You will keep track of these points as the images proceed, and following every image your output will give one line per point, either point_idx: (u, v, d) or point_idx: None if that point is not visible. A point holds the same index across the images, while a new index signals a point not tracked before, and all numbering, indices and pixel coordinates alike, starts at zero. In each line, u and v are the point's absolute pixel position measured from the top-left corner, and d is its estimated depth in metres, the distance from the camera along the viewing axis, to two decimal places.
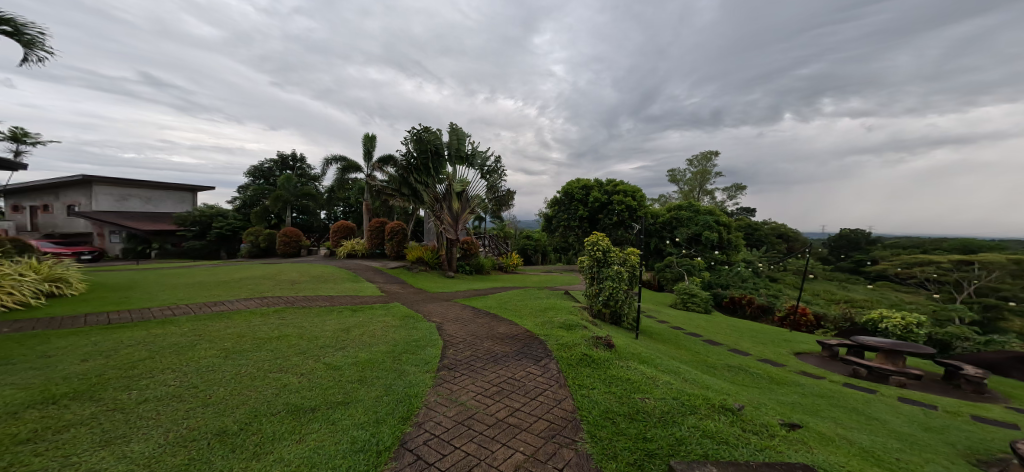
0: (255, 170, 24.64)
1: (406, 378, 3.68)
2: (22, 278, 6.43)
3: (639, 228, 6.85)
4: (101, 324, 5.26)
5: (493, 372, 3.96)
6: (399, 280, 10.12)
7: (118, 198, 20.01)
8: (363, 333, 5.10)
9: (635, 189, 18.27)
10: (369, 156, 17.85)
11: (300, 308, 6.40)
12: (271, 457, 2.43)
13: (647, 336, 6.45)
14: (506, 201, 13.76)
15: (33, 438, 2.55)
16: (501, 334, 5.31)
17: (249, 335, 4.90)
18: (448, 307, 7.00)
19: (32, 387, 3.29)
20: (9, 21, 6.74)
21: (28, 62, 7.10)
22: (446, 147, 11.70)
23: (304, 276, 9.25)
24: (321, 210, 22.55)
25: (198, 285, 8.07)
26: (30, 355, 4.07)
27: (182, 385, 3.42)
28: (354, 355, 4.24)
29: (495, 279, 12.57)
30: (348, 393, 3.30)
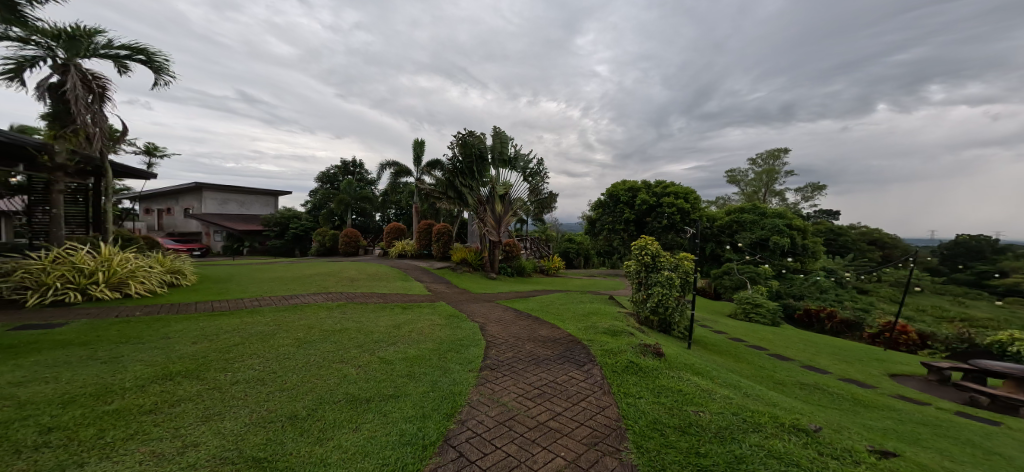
0: (323, 176, 26.98)
1: (452, 375, 3.81)
2: (152, 270, 7.60)
3: (692, 232, 6.45)
4: (206, 311, 6.07)
5: (534, 374, 3.96)
6: (446, 280, 10.49)
7: (219, 202, 22.87)
8: (412, 330, 5.35)
9: (686, 190, 17.30)
10: (419, 161, 18.73)
11: (358, 304, 6.88)
12: (331, 443, 2.63)
13: (701, 347, 6.06)
14: (550, 203, 13.61)
15: (155, 410, 3.00)
16: (542, 336, 5.30)
17: (318, 327, 5.36)
18: (490, 308, 7.13)
19: (156, 364, 3.88)
20: (144, 50, 8.02)
21: (158, 85, 8.38)
22: (490, 151, 11.95)
23: (362, 275, 9.91)
24: (375, 212, 24.00)
25: (277, 280, 8.98)
26: (155, 336, 4.80)
27: (265, 370, 3.84)
28: (404, 350, 4.47)
29: (537, 282, 12.55)
30: (398, 388, 3.49)
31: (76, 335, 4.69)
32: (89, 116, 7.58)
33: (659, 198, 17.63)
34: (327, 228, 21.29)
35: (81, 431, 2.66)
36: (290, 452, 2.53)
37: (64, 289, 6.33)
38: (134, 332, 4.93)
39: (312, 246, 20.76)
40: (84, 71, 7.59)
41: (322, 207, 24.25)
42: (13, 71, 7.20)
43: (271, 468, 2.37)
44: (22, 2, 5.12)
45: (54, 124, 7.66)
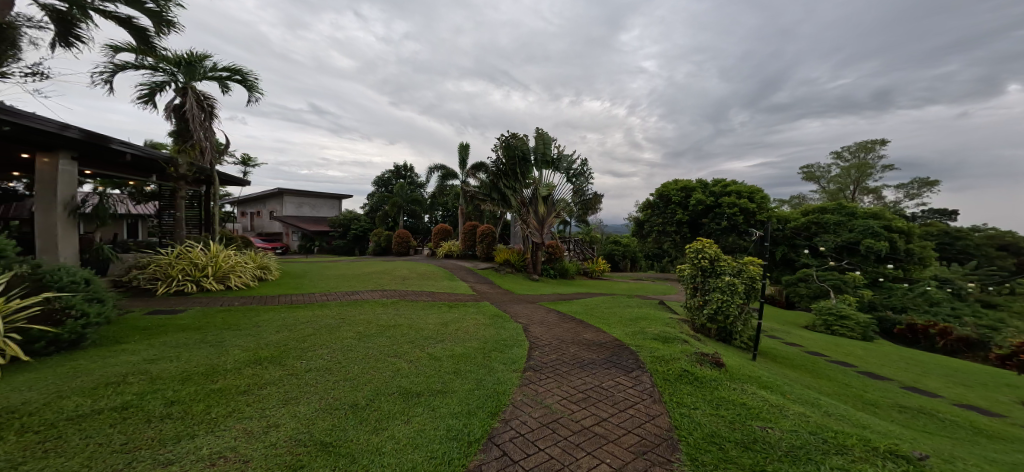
0: (378, 180, 28.60)
1: (496, 374, 3.84)
2: (246, 265, 8.46)
3: (759, 234, 5.94)
4: (287, 303, 6.69)
5: (578, 378, 3.88)
6: (490, 280, 10.66)
7: (295, 206, 25.01)
8: (458, 328, 5.48)
9: (751, 189, 16.03)
10: (464, 164, 19.17)
11: (409, 301, 7.17)
12: (386, 433, 2.75)
13: (768, 359, 5.60)
14: (595, 204, 13.32)
15: (247, 390, 3.34)
16: (587, 340, 5.18)
17: (375, 322, 5.66)
18: (533, 310, 7.09)
19: (248, 349, 4.32)
20: (240, 71, 8.96)
21: (252, 101, 9.33)
22: (533, 152, 11.93)
23: (413, 274, 10.31)
24: (425, 213, 24.98)
25: (341, 277, 9.62)
26: (248, 324, 5.36)
27: (333, 360, 4.13)
28: (451, 348, 4.59)
29: (580, 284, 12.38)
30: (446, 383, 3.58)
31: (192, 320, 5.41)
32: (203, 132, 8.59)
33: (717, 198, 16.58)
34: (381, 229, 22.51)
35: (193, 407, 3.02)
36: (350, 439, 2.68)
37: (182, 281, 7.29)
38: (233, 319, 5.56)
39: (369, 246, 22.12)
40: (199, 93, 8.67)
41: (378, 209, 25.59)
42: (147, 96, 8.38)
43: (336, 452, 2.53)
44: (153, 34, 5.93)
45: (178, 140, 8.84)
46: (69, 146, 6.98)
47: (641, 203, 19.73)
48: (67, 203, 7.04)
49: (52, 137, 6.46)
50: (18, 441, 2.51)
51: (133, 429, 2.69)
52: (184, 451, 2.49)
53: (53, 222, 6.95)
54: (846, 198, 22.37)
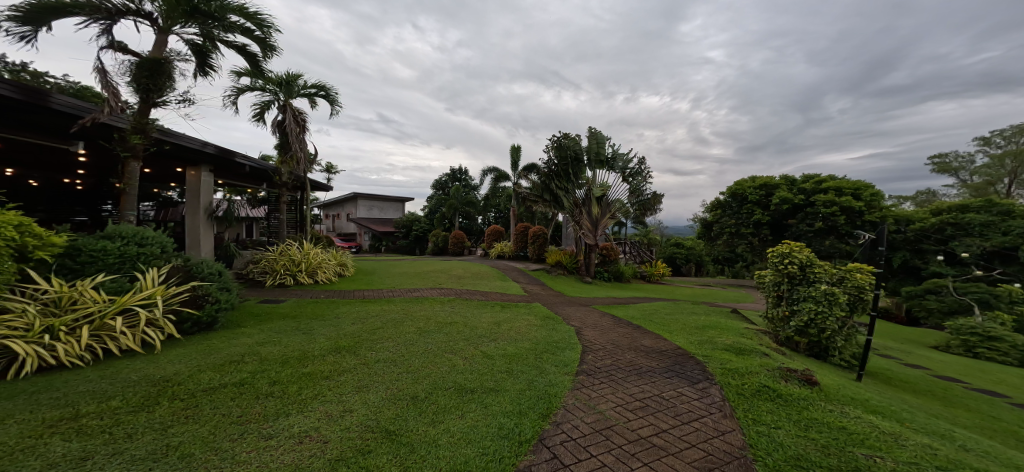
0: (436, 183, 29.99)
1: (547, 376, 3.80)
2: (330, 262, 9.23)
3: (868, 238, 5.23)
4: (361, 298, 7.20)
5: (637, 386, 3.72)
6: (539, 281, 10.74)
7: (367, 208, 27.27)
8: (510, 328, 5.53)
9: (855, 185, 14.38)
10: (515, 166, 19.35)
11: (464, 300, 7.38)
12: (442, 426, 2.84)
13: (876, 380, 4.92)
14: (654, 204, 12.74)
15: (328, 376, 3.65)
16: (645, 347, 4.95)
17: (434, 318, 5.89)
18: (586, 313, 6.93)
19: (331, 338, 4.73)
20: (325, 87, 9.83)
21: (335, 112, 10.19)
22: (585, 152, 11.71)
23: (466, 273, 10.58)
24: (479, 214, 25.53)
25: (407, 275, 10.13)
26: (329, 315, 5.86)
27: (398, 352, 4.37)
28: (504, 347, 4.63)
29: (637, 288, 11.90)
30: (498, 382, 3.62)
31: (290, 310, 6.06)
32: (299, 145, 9.48)
33: (807, 196, 15.13)
34: (439, 229, 23.49)
35: (288, 387, 3.37)
36: (411, 428, 2.81)
37: (283, 275, 8.21)
38: (318, 310, 6.11)
39: (428, 246, 23.20)
40: (295, 111, 9.59)
41: (436, 211, 26.68)
42: (259, 114, 9.51)
43: (398, 440, 2.65)
44: (262, 59, 6.70)
45: (281, 152, 9.97)
46: (207, 161, 8.16)
47: (710, 202, 18.52)
48: (206, 207, 8.32)
49: (196, 155, 7.70)
50: (167, 405, 2.98)
51: (245, 403, 3.07)
52: (281, 427, 2.76)
53: (198, 224, 8.28)
54: (1000, 193, 19.00)
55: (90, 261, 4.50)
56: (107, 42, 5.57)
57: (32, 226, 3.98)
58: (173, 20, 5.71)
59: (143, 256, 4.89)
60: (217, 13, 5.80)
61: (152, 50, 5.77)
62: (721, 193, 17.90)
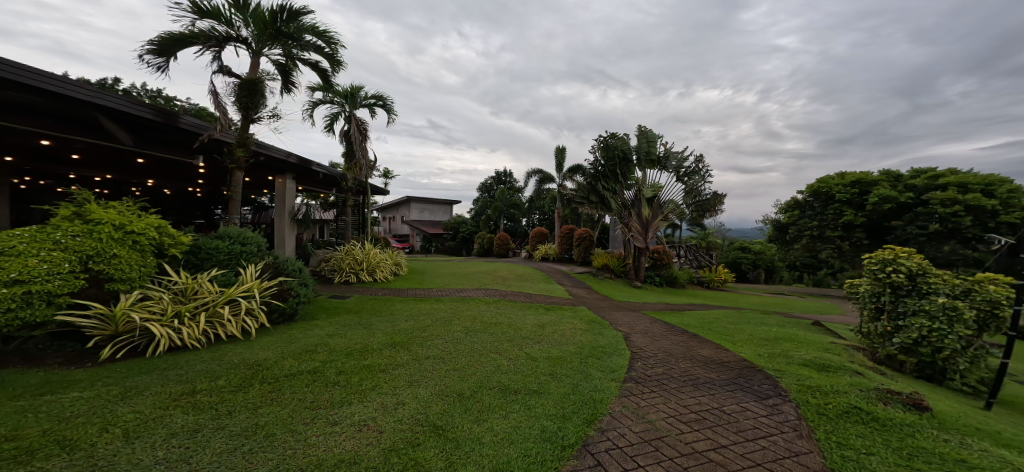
0: (482, 187, 30.65)
1: (593, 381, 3.67)
2: (386, 261, 9.68)
3: (1004, 245, 4.46)
4: (414, 296, 7.46)
5: (693, 397, 3.47)
6: (586, 284, 10.52)
7: (419, 211, 28.69)
8: (554, 330, 5.43)
9: (985, 180, 12.22)
10: (560, 168, 19.12)
11: (508, 301, 7.38)
12: (486, 425, 2.83)
13: (1006, 409, 4.18)
14: (713, 204, 12.22)
15: (383, 369, 3.81)
16: (703, 357, 4.63)
17: (479, 318, 5.95)
18: (635, 319, 6.64)
19: (387, 334, 4.93)
20: (382, 97, 10.35)
21: (391, 120, 10.69)
22: (634, 151, 11.31)
23: (511, 275, 10.61)
24: (523, 217, 25.67)
25: (458, 275, 10.35)
26: (384, 311, 6.13)
27: (446, 350, 4.45)
28: (548, 349, 4.56)
29: (694, 294, 11.19)
30: (542, 384, 3.55)
31: (352, 305, 6.43)
32: (362, 153, 10.06)
33: (918, 194, 13.33)
34: (485, 231, 23.85)
35: (351, 377, 3.56)
36: (456, 424, 2.83)
37: (348, 273, 8.83)
38: (374, 306, 6.42)
39: (475, 247, 23.62)
40: (358, 121, 10.16)
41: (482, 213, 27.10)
42: (332, 124, 10.22)
43: (444, 435, 2.68)
44: (332, 74, 7.18)
45: (347, 160, 10.64)
46: (290, 169, 8.96)
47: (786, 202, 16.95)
48: (290, 211, 9.12)
49: (281, 164, 8.47)
50: (257, 387, 3.27)
51: (317, 390, 3.28)
52: (344, 415, 2.91)
53: (284, 226, 9.10)
54: None
55: (207, 257, 5.22)
56: (216, 67, 6.27)
57: (166, 229, 4.83)
58: (263, 42, 6.26)
59: (245, 254, 5.48)
60: (296, 34, 6.31)
61: (250, 72, 6.42)
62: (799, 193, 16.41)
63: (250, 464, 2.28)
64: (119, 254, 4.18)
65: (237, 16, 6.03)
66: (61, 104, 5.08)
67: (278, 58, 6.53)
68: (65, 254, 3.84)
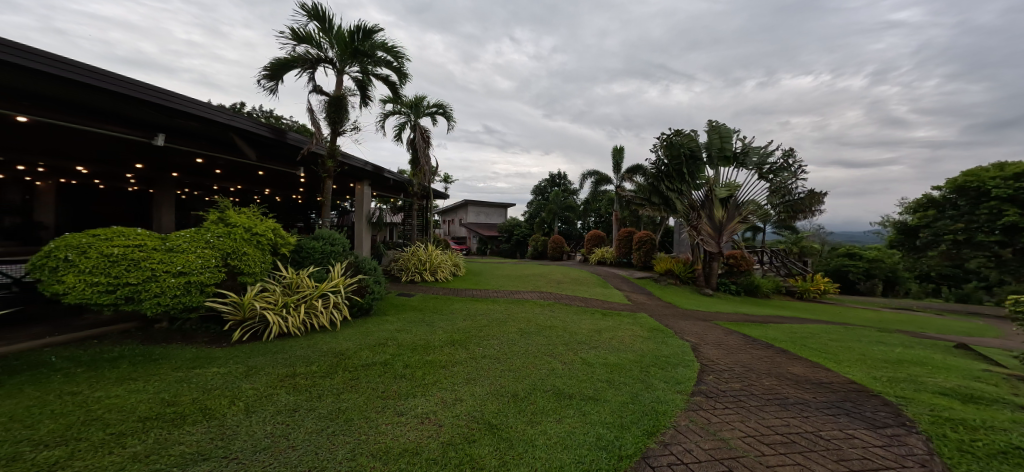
0: (537, 190, 30.76)
1: (655, 392, 3.47)
2: (446, 261, 10.04)
3: None
4: (473, 296, 7.65)
5: (780, 417, 3.14)
6: (645, 289, 10.08)
7: (476, 214, 29.72)
8: (612, 336, 5.26)
9: None
10: (618, 168, 18.52)
11: (563, 305, 7.29)
12: (539, 427, 2.81)
13: None
14: (810, 204, 10.71)
15: (444, 365, 3.94)
16: (793, 375, 4.19)
17: (534, 321, 5.94)
18: (705, 329, 6.21)
19: (446, 332, 5.11)
20: (443, 106, 10.80)
21: (451, 127, 11.12)
22: (704, 149, 10.61)
23: (566, 278, 10.49)
24: (579, 219, 25.26)
25: (514, 277, 10.42)
26: (443, 310, 6.34)
27: (502, 350, 4.49)
28: (604, 356, 4.41)
29: (778, 304, 10.05)
30: (598, 391, 3.44)
31: (416, 303, 6.76)
32: (426, 159, 10.60)
33: None
34: (540, 234, 23.87)
35: (415, 371, 3.73)
36: (510, 424, 2.84)
37: (413, 273, 9.34)
38: (434, 305, 6.67)
39: (528, 249, 23.64)
40: (422, 129, 10.67)
41: (537, 216, 27.11)
42: (400, 133, 10.90)
43: (499, 434, 2.70)
44: (401, 86, 7.64)
45: (413, 166, 11.21)
46: (366, 176, 9.68)
47: (917, 200, 13.90)
48: (366, 215, 9.87)
49: (359, 172, 9.19)
50: (340, 374, 3.56)
51: (387, 381, 3.49)
52: (410, 406, 3.05)
53: (360, 228, 9.89)
54: None
55: (307, 256, 5.82)
56: (313, 86, 6.96)
57: (281, 232, 5.47)
58: (345, 62, 6.85)
59: (334, 254, 5.99)
60: (370, 51, 6.82)
61: (336, 89, 7.05)
62: (935, 188, 13.28)
63: (333, 445, 2.47)
64: (249, 252, 4.82)
65: (325, 39, 6.65)
66: (208, 128, 5.98)
67: (356, 75, 7.07)
68: (213, 252, 4.55)
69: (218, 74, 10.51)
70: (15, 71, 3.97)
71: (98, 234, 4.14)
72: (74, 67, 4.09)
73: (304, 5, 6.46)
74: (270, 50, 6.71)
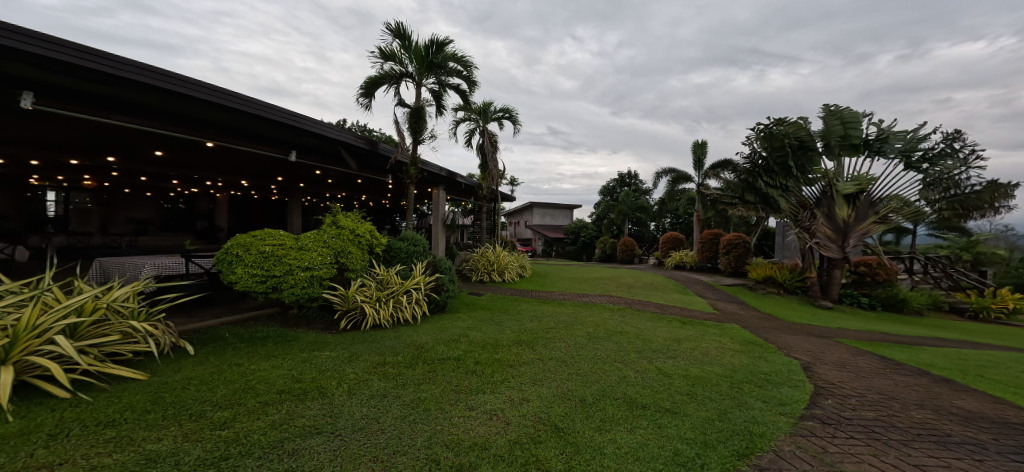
0: (605, 190, 30.14)
1: (749, 411, 3.16)
2: (512, 262, 10.18)
3: None
4: (539, 298, 7.69)
5: (933, 455, 2.68)
6: (737, 298, 9.26)
7: (541, 216, 29.97)
8: (694, 348, 4.91)
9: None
10: (700, 164, 17.42)
11: (636, 310, 6.99)
12: (609, 435, 2.72)
13: None
14: (989, 198, 9.22)
15: (512, 364, 3.99)
16: (961, 410, 3.53)
17: (602, 325, 5.78)
18: (823, 347, 5.53)
19: (515, 331, 5.18)
20: (509, 109, 10.99)
21: (517, 129, 11.28)
22: (818, 137, 9.15)
23: (637, 282, 10.08)
24: (652, 220, 23.76)
25: (576, 280, 10.31)
26: (510, 310, 6.42)
27: (569, 353, 4.43)
28: (684, 367, 4.13)
29: (931, 324, 8.35)
30: (678, 404, 3.23)
31: (486, 302, 6.95)
32: (494, 163, 10.89)
33: None
34: (608, 236, 23.23)
35: (485, 368, 3.84)
36: (577, 430, 2.77)
37: (482, 273, 9.66)
38: (500, 305, 6.81)
39: (596, 252, 23.10)
40: (491, 135, 10.90)
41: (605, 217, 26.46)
42: (469, 139, 11.30)
43: (565, 438, 2.66)
44: (470, 93, 7.91)
45: (482, 170, 11.52)
46: (440, 181, 10.21)
47: None
48: (442, 218, 10.38)
49: (434, 177, 9.68)
50: (420, 366, 3.77)
51: (459, 375, 3.63)
52: (480, 402, 3.13)
53: (436, 230, 10.40)
54: None
55: (395, 255, 6.24)
56: (399, 100, 7.49)
57: (375, 234, 5.97)
58: (422, 75, 7.25)
59: (416, 253, 6.35)
60: (443, 62, 7.17)
61: (415, 101, 7.51)
62: None
63: (413, 432, 2.62)
64: (351, 251, 5.33)
65: (405, 55, 7.09)
66: (323, 143, 6.70)
67: (433, 86, 7.46)
68: (328, 250, 5.09)
69: (325, 94, 11.79)
70: (204, 105, 4.85)
71: (256, 234, 4.83)
72: (241, 99, 4.87)
73: (388, 25, 6.97)
74: (364, 70, 7.34)
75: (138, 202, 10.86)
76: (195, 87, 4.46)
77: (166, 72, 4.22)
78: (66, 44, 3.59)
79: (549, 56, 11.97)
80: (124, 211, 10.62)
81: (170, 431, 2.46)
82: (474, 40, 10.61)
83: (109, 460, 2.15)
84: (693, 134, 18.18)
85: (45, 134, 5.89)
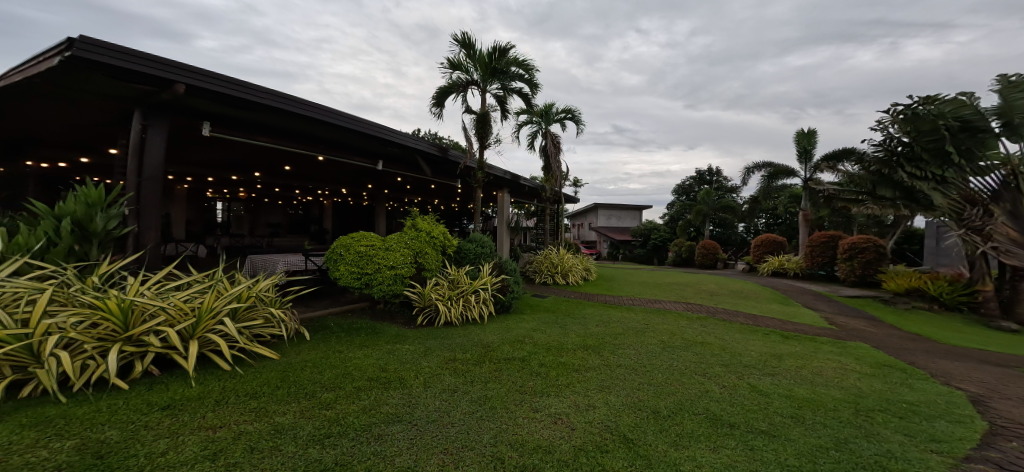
0: (679, 189, 28.59)
1: (882, 444, 2.72)
2: (576, 265, 10.02)
3: None
4: (604, 302, 7.47)
5: None
6: (863, 314, 8.07)
7: (606, 218, 29.22)
8: (803, 366, 4.38)
9: None
10: (806, 155, 15.48)
11: (722, 321, 6.44)
12: (687, 452, 2.50)
13: None
14: None
15: (578, 369, 3.88)
16: None
17: (680, 334, 5.42)
18: (997, 378, 4.54)
19: (580, 335, 5.07)
20: (570, 110, 10.85)
21: (580, 131, 11.07)
22: (994, 114, 7.48)
23: (721, 289, 9.37)
24: (739, 221, 22.04)
25: (645, 284, 9.88)
26: (574, 314, 6.27)
27: (638, 361, 4.20)
28: (785, 386, 3.70)
29: None
30: (776, 427, 2.88)
31: (548, 304, 6.90)
32: (558, 163, 10.81)
33: None
34: (683, 238, 21.90)
35: (550, 371, 3.78)
36: (649, 443, 2.59)
37: (546, 275, 9.62)
38: (564, 307, 6.72)
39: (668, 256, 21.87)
40: (554, 138, 10.79)
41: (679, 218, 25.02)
42: (532, 141, 11.34)
43: (636, 450, 2.50)
44: (532, 96, 7.93)
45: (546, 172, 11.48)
46: (506, 184, 10.38)
47: None
48: (507, 221, 10.53)
49: (499, 180, 9.85)
50: (487, 364, 3.82)
51: (524, 376, 3.61)
52: (545, 404, 3.08)
53: (500, 233, 10.59)
54: None
55: (464, 256, 6.43)
56: (467, 107, 7.72)
57: (447, 236, 6.14)
58: (486, 82, 7.39)
59: (483, 255, 6.48)
60: (505, 68, 7.26)
61: (480, 107, 7.71)
62: None
63: (481, 428, 2.63)
64: (427, 252, 5.58)
65: (471, 64, 7.30)
66: (405, 152, 7.11)
67: (497, 92, 7.55)
68: (408, 250, 5.41)
69: (405, 107, 12.52)
70: (327, 126, 5.49)
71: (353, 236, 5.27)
72: (348, 117, 5.39)
73: (455, 36, 7.22)
74: (436, 80, 7.68)
75: (273, 209, 12.73)
76: (321, 111, 5.06)
77: (301, 99, 4.84)
78: (222, 77, 4.18)
79: (613, 52, 11.61)
80: (265, 216, 12.65)
81: (292, 406, 2.73)
82: (534, 43, 10.65)
83: (251, 427, 2.43)
84: (794, 122, 16.36)
85: (196, 155, 7.03)
